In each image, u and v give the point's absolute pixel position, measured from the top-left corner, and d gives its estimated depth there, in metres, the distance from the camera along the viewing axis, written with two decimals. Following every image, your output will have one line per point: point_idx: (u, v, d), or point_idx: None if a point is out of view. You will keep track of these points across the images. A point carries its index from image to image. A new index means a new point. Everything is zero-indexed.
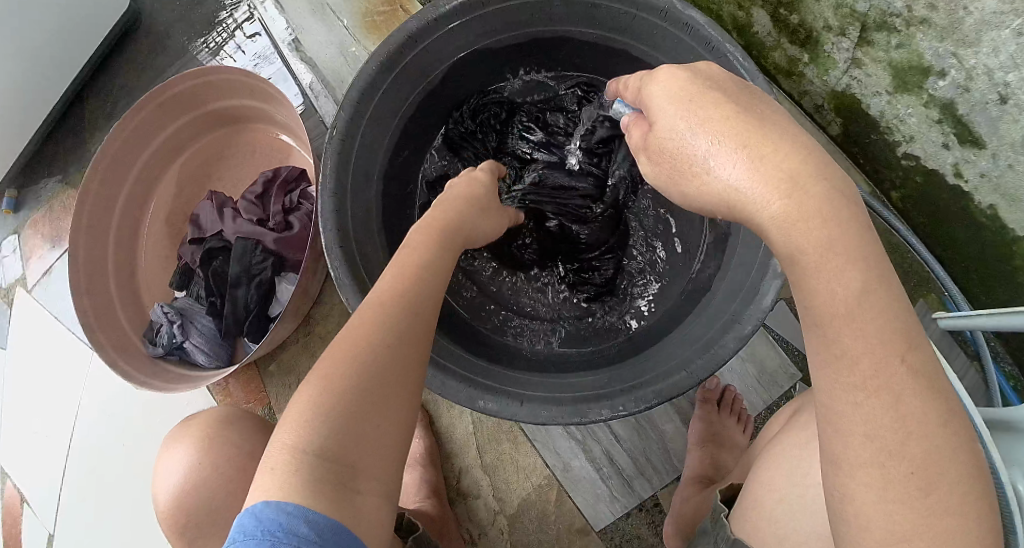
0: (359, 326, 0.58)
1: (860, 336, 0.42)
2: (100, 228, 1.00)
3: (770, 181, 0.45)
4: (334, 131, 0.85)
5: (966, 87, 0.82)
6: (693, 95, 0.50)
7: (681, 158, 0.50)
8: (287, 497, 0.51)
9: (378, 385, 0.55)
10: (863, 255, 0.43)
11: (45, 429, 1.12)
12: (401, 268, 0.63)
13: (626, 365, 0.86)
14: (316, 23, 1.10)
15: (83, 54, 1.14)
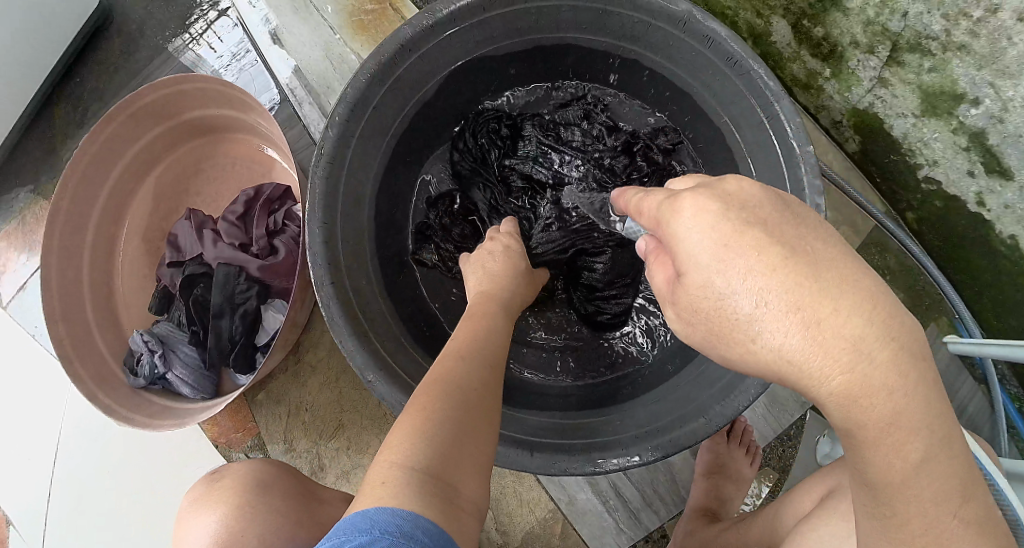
0: (450, 364, 0.60)
1: (915, 501, 0.41)
2: (72, 247, 0.93)
3: (830, 357, 0.39)
4: (321, 152, 0.78)
5: (1000, 118, 0.75)
6: (725, 238, 0.43)
7: (721, 317, 0.44)
8: (397, 506, 0.48)
9: (473, 418, 0.56)
10: (918, 417, 0.40)
11: (26, 453, 1.07)
12: (475, 326, 0.66)
13: (642, 403, 0.83)
14: (298, 22, 1.00)
15: (51, 58, 1.03)
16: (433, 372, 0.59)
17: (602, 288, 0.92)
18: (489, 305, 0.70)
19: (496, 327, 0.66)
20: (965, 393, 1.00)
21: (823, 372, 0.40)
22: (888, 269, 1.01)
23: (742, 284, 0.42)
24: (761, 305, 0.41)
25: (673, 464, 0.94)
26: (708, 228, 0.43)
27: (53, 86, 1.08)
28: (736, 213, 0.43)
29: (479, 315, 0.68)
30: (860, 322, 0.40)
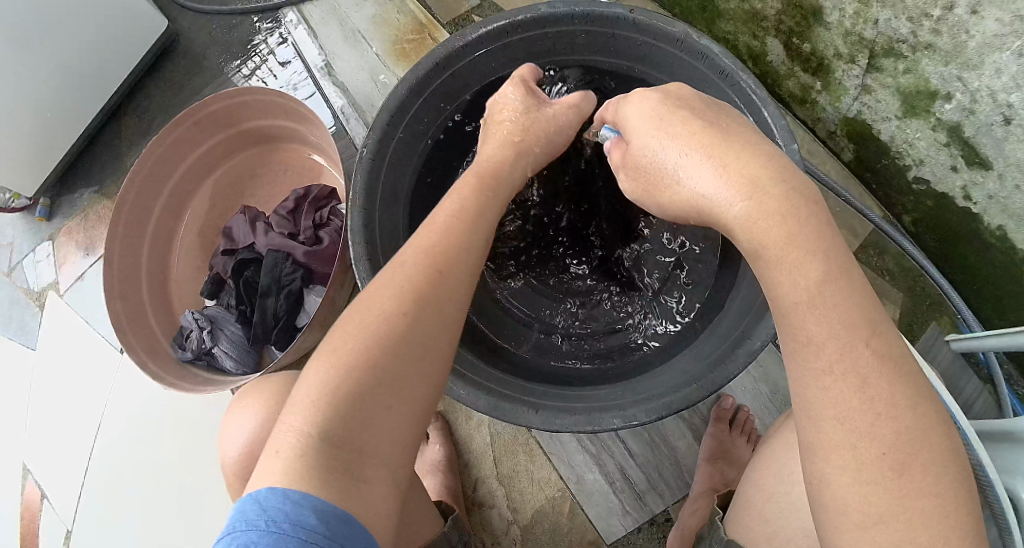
0: (385, 308, 0.56)
1: (823, 321, 0.48)
2: (135, 236, 1.06)
3: (731, 184, 0.53)
4: (364, 151, 0.90)
5: (971, 109, 0.82)
6: (664, 115, 0.59)
7: (656, 170, 0.59)
8: (293, 472, 0.51)
9: (396, 374, 0.55)
10: (823, 250, 0.49)
11: (69, 427, 1.19)
12: (436, 242, 0.60)
13: (638, 380, 0.85)
14: (348, 49, 1.16)
15: (121, 72, 1.21)
16: (365, 313, 0.56)
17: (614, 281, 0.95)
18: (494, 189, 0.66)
19: (459, 253, 0.60)
20: (970, 392, 1.01)
21: (724, 198, 0.53)
22: (887, 270, 1.05)
23: (671, 143, 0.58)
24: (683, 156, 0.56)
25: (677, 447, 0.97)
26: (647, 111, 0.60)
27: (120, 101, 1.26)
28: (670, 100, 0.60)
29: (445, 229, 0.61)
30: (757, 165, 0.53)
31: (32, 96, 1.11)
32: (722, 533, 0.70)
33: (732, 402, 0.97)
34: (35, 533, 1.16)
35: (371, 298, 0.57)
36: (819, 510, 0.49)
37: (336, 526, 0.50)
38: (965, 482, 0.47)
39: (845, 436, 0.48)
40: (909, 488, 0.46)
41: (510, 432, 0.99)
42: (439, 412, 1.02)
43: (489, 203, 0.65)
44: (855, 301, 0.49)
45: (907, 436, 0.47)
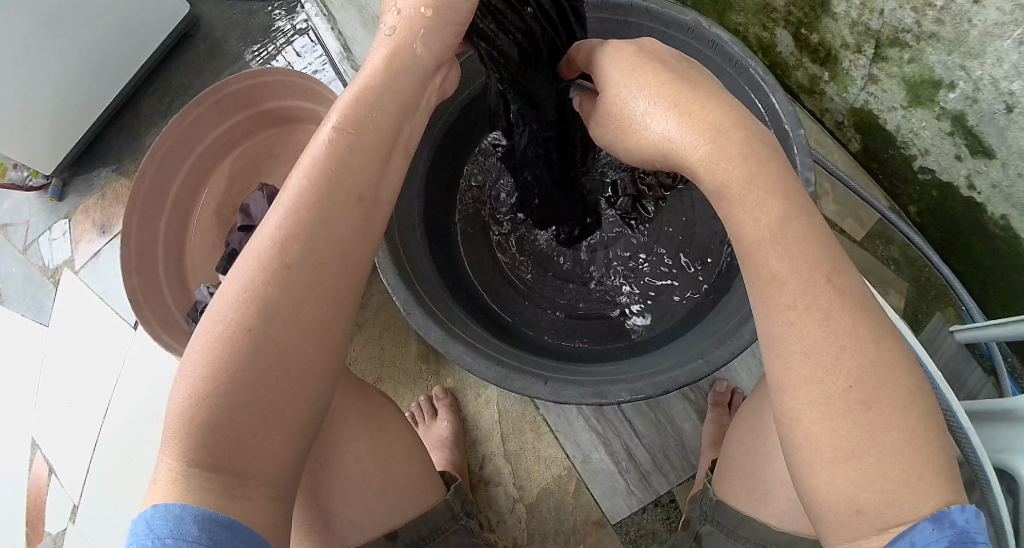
0: (232, 325, 0.52)
1: (785, 256, 0.52)
2: (152, 211, 1.09)
3: (696, 129, 0.54)
4: None
5: (974, 98, 0.85)
6: (635, 66, 0.59)
7: (625, 120, 0.59)
8: (169, 501, 0.51)
9: (260, 392, 0.52)
10: (784, 190, 0.53)
11: (78, 403, 1.20)
12: (282, 233, 0.53)
13: (634, 361, 0.84)
14: (365, 35, 1.18)
15: (139, 56, 1.23)
16: (212, 334, 0.52)
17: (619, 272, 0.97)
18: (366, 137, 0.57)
19: (308, 242, 0.53)
20: (974, 383, 1.03)
21: (690, 142, 0.54)
22: (893, 259, 1.07)
23: (639, 92, 0.58)
24: (650, 104, 0.57)
25: (683, 429, 0.99)
26: (619, 61, 0.60)
27: (141, 83, 1.28)
28: (641, 52, 0.60)
29: (288, 218, 0.54)
30: (722, 113, 0.55)
31: (54, 77, 1.13)
32: (711, 494, 0.77)
33: (728, 386, 0.98)
34: (44, 506, 1.19)
35: (218, 314, 0.53)
36: (793, 448, 0.53)
37: (218, 533, 0.50)
38: (932, 416, 0.52)
39: (813, 371, 0.51)
40: (877, 421, 0.50)
41: (518, 411, 1.01)
42: (448, 389, 1.04)
43: (356, 159, 0.56)
44: (811, 237, 0.52)
45: (871, 369, 0.51)
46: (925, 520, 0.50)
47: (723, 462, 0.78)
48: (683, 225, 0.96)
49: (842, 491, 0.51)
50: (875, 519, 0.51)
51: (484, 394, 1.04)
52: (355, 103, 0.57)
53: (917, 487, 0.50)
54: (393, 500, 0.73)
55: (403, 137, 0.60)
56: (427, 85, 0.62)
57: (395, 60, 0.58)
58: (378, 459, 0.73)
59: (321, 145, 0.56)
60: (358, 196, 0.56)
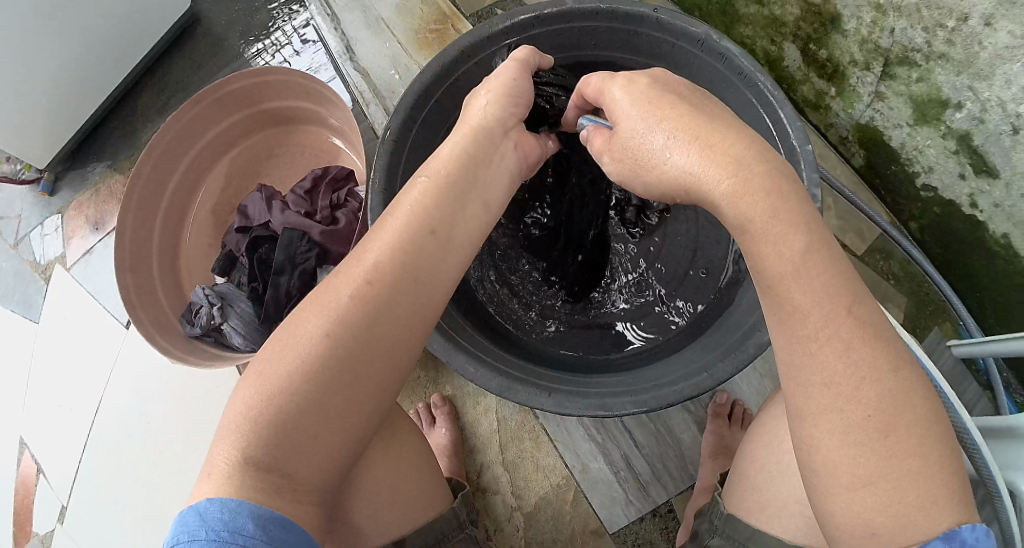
0: (307, 342, 0.56)
1: (806, 290, 0.55)
2: (148, 211, 1.07)
3: (718, 163, 0.57)
4: (385, 136, 0.83)
5: (981, 119, 0.85)
6: (655, 101, 0.62)
7: (644, 152, 0.61)
8: (222, 494, 0.54)
9: (320, 408, 0.56)
10: (805, 221, 0.56)
11: (67, 402, 1.18)
12: (367, 264, 0.58)
13: (640, 371, 0.84)
14: (368, 35, 1.16)
15: (139, 50, 1.21)
16: (288, 347, 0.57)
17: (626, 285, 0.96)
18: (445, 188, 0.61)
19: (386, 273, 0.58)
20: (971, 397, 1.04)
21: (713, 177, 0.57)
22: (892, 274, 1.07)
23: (659, 128, 0.60)
24: (670, 139, 0.59)
25: (683, 440, 0.98)
26: (634, 94, 0.63)
27: (140, 76, 1.27)
28: (658, 86, 0.63)
29: (376, 250, 0.59)
30: (742, 147, 0.57)
31: (53, 73, 1.11)
32: (721, 507, 0.77)
33: (728, 398, 0.98)
34: (32, 506, 1.17)
35: (296, 330, 0.57)
36: (811, 473, 0.56)
37: (274, 529, 0.54)
38: (947, 444, 0.54)
39: (832, 399, 0.54)
40: (894, 448, 0.53)
41: (518, 419, 1.00)
42: (446, 395, 1.03)
43: (440, 201, 0.61)
44: (834, 272, 0.55)
45: (889, 398, 0.54)
46: (937, 539, 0.52)
47: (732, 477, 0.79)
48: (689, 236, 0.95)
49: (857, 515, 0.54)
50: (888, 542, 0.53)
51: (483, 402, 1.02)
52: (451, 157, 0.64)
53: (931, 510, 0.52)
54: (403, 507, 0.72)
55: (479, 189, 0.64)
56: (503, 142, 0.67)
57: (484, 119, 0.66)
58: (380, 461, 0.71)
59: (416, 190, 0.62)
60: (433, 229, 0.60)
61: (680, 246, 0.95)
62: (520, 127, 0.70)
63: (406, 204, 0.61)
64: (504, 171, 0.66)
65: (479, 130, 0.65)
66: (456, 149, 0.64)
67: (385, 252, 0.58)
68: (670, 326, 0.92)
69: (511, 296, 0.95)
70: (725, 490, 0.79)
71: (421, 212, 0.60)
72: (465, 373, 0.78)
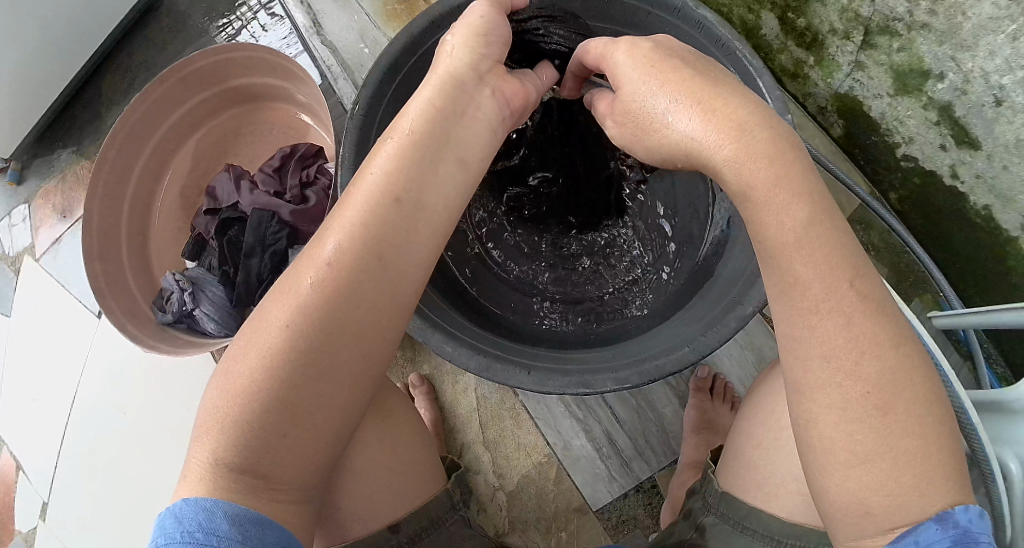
0: (274, 334, 0.54)
1: (809, 261, 0.54)
2: (115, 196, 1.03)
3: (719, 128, 0.56)
4: (353, 112, 0.80)
5: (964, 89, 0.85)
6: (658, 63, 0.60)
7: (646, 117, 0.59)
8: (199, 496, 0.54)
9: (294, 399, 0.54)
10: (807, 192, 0.55)
11: (43, 396, 1.15)
12: (332, 245, 0.55)
13: (622, 346, 0.82)
14: (336, 9, 1.12)
15: (101, 32, 1.16)
16: (256, 342, 0.55)
17: (608, 259, 0.94)
18: (412, 149, 0.57)
19: (353, 252, 0.54)
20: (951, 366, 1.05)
21: (714, 141, 0.56)
22: (873, 245, 1.07)
23: (660, 89, 0.59)
24: (672, 102, 0.58)
25: (665, 415, 0.98)
26: (636, 59, 0.61)
27: (103, 57, 1.22)
28: (661, 49, 0.61)
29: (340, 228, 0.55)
30: (744, 111, 0.56)
31: (12, 56, 1.06)
32: (715, 485, 0.78)
33: (711, 371, 0.98)
34: (13, 503, 1.14)
35: (263, 321, 0.55)
36: (808, 447, 0.56)
37: (249, 529, 0.54)
38: (943, 422, 0.54)
39: (832, 374, 0.54)
40: (892, 425, 0.53)
41: (497, 398, 0.98)
42: (424, 375, 1.01)
43: (408, 164, 0.57)
44: (831, 245, 0.54)
45: (889, 375, 0.53)
46: (930, 521, 0.52)
47: (725, 457, 0.81)
48: (668, 207, 0.93)
49: (853, 493, 0.54)
50: (884, 520, 0.53)
51: (461, 381, 1.01)
52: (418, 113, 0.58)
53: (925, 491, 0.53)
54: (398, 489, 0.70)
55: (454, 145, 0.59)
56: (479, 91, 0.62)
57: (453, 72, 0.60)
58: (372, 443, 0.70)
59: (381, 156, 0.57)
60: (397, 197, 0.56)
61: (660, 218, 0.94)
62: (497, 70, 0.64)
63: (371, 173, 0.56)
64: (483, 124, 0.61)
65: (450, 83, 0.60)
66: (425, 105, 0.59)
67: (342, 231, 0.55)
68: (651, 297, 0.91)
69: (490, 271, 0.93)
70: (720, 467, 0.80)
71: (385, 179, 0.56)
72: (443, 353, 0.76)
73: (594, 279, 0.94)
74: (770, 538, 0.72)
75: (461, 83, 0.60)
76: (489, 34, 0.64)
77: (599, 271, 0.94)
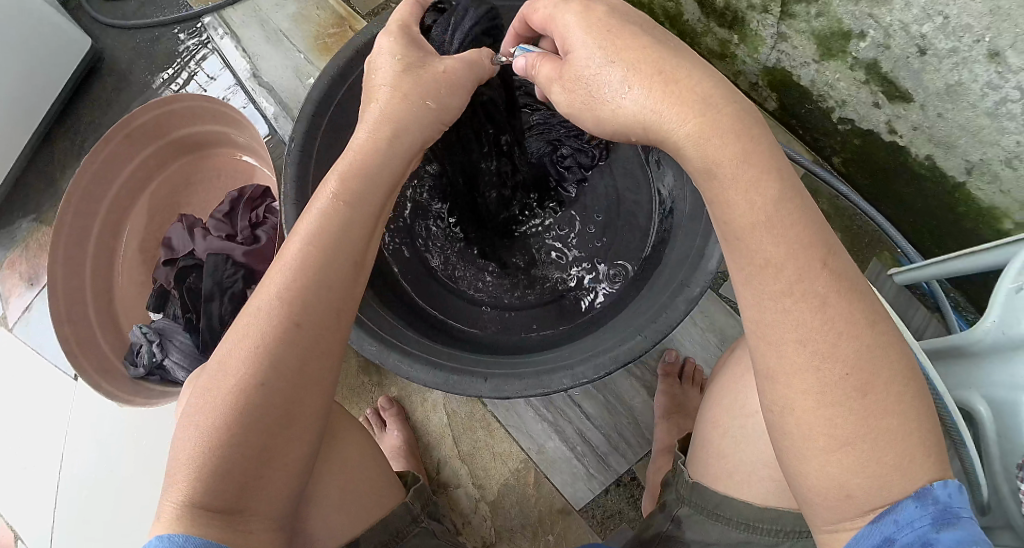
0: (243, 374, 0.56)
1: (780, 240, 0.54)
2: (76, 258, 1.05)
3: (681, 106, 0.55)
4: (292, 144, 0.81)
5: (886, 45, 0.85)
6: (612, 29, 0.59)
7: (596, 85, 0.59)
8: (170, 531, 0.53)
9: (266, 433, 0.56)
10: (774, 169, 0.55)
11: (32, 463, 1.17)
12: (279, 288, 0.58)
13: (583, 340, 0.83)
14: (271, 50, 1.15)
15: (47, 97, 1.20)
16: (221, 387, 0.57)
17: (561, 256, 0.95)
18: (354, 209, 0.62)
19: (314, 300, 0.59)
20: (920, 322, 1.05)
21: (673, 117, 0.56)
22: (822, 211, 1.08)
23: (608, 59, 0.58)
24: (626, 79, 0.57)
25: (634, 405, 0.99)
26: (589, 21, 0.60)
27: (51, 123, 1.25)
28: (617, 16, 0.60)
29: (289, 274, 0.59)
30: (707, 84, 0.56)
31: None
32: (686, 476, 0.77)
33: (678, 356, 1.00)
34: None
35: (225, 367, 0.57)
36: (783, 434, 0.56)
37: None
38: (921, 398, 0.54)
39: (809, 357, 0.54)
40: (872, 407, 0.53)
41: (466, 411, 1.00)
42: (395, 397, 1.03)
43: (341, 224, 0.61)
44: (806, 223, 0.55)
45: (867, 354, 0.53)
46: (909, 499, 0.53)
47: (695, 444, 0.79)
48: (608, 202, 0.96)
49: (834, 478, 0.54)
50: (863, 501, 0.53)
51: (431, 398, 1.02)
52: (352, 161, 0.63)
53: (906, 469, 0.53)
54: (354, 511, 0.70)
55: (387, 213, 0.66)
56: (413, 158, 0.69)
57: (389, 119, 0.65)
58: (333, 467, 0.71)
59: (319, 205, 0.62)
60: (357, 262, 0.62)
61: (605, 212, 0.96)
62: None
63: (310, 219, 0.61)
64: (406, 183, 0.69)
65: (385, 132, 0.65)
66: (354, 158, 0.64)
67: (296, 273, 0.59)
68: (605, 290, 0.92)
69: (445, 283, 0.95)
70: (690, 458, 0.79)
71: (333, 233, 0.61)
72: (396, 371, 0.76)
73: (549, 279, 0.94)
74: (746, 525, 0.71)
75: (401, 133, 0.65)
76: (417, 72, 0.66)
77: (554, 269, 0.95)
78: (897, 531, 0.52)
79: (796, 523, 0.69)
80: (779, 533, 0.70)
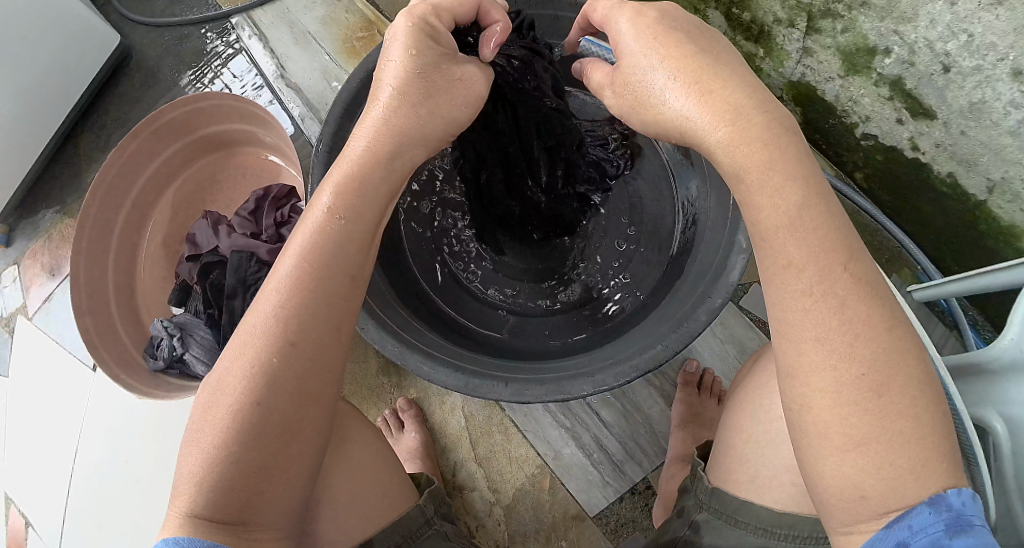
0: (240, 391, 0.57)
1: (802, 243, 0.55)
2: (99, 249, 1.06)
3: (715, 112, 0.56)
4: (320, 145, 0.82)
5: (911, 62, 0.85)
6: (660, 35, 0.59)
7: (644, 92, 0.60)
8: (175, 536, 0.55)
9: (268, 446, 0.57)
10: (802, 177, 0.56)
11: (47, 452, 1.17)
12: (272, 310, 0.59)
13: (603, 349, 0.83)
14: (298, 51, 1.16)
15: (74, 92, 1.22)
16: (221, 404, 0.58)
17: (580, 265, 0.96)
18: (349, 220, 0.62)
19: (310, 318, 0.59)
20: (938, 338, 1.05)
21: (708, 125, 0.57)
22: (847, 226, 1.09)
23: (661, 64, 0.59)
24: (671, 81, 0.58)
25: (651, 414, 0.99)
26: (638, 29, 0.60)
27: (77, 118, 1.27)
28: (665, 21, 0.60)
29: (282, 292, 0.59)
30: (741, 93, 0.57)
31: None
32: (705, 483, 0.76)
33: (698, 366, 1.00)
34: None
35: (223, 385, 0.58)
36: (802, 433, 0.56)
37: None
38: (939, 405, 0.54)
39: (826, 357, 0.54)
40: (888, 408, 0.53)
41: (484, 415, 1.00)
42: (412, 398, 1.03)
43: (333, 238, 0.61)
44: (830, 229, 0.55)
45: (884, 358, 0.53)
46: (923, 505, 0.53)
47: (715, 451, 0.79)
48: (628, 211, 0.96)
49: (849, 477, 0.54)
50: (878, 504, 0.53)
51: (449, 401, 1.03)
52: (344, 170, 0.63)
53: (921, 473, 0.53)
54: (366, 514, 0.71)
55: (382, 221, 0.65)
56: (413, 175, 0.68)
57: (388, 125, 0.64)
58: (343, 471, 0.71)
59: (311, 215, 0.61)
60: (353, 275, 0.62)
61: (621, 222, 0.96)
62: None
63: (304, 233, 0.61)
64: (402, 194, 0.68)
65: (381, 129, 0.63)
66: (349, 167, 0.63)
67: (290, 289, 0.59)
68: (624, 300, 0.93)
69: (461, 286, 0.96)
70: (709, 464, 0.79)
71: (330, 246, 0.61)
72: (419, 373, 0.77)
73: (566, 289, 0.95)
74: (765, 530, 0.71)
75: (398, 134, 0.64)
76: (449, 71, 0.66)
77: (574, 278, 0.96)
78: (911, 537, 0.52)
79: (814, 529, 0.69)
80: (795, 538, 0.70)
